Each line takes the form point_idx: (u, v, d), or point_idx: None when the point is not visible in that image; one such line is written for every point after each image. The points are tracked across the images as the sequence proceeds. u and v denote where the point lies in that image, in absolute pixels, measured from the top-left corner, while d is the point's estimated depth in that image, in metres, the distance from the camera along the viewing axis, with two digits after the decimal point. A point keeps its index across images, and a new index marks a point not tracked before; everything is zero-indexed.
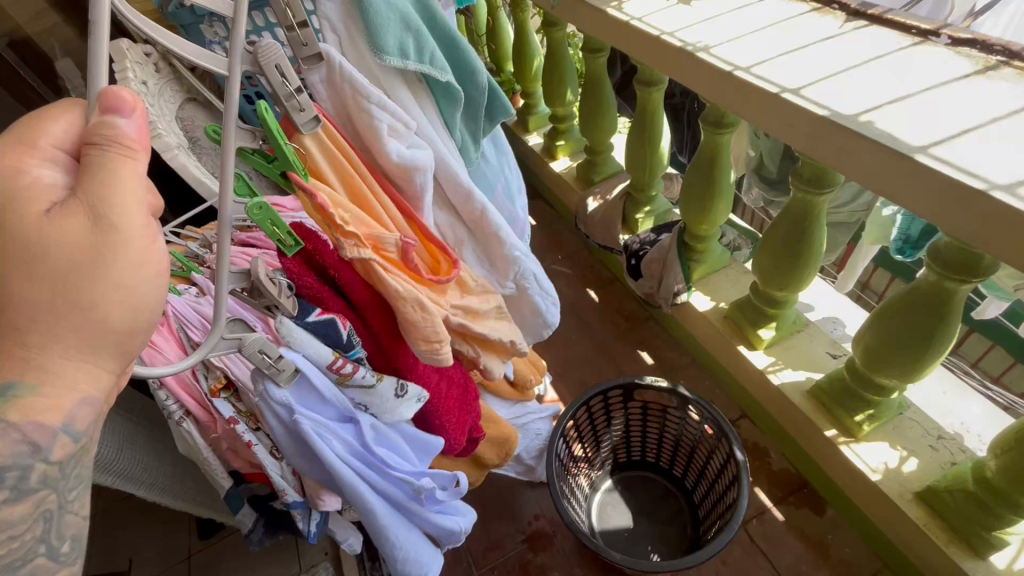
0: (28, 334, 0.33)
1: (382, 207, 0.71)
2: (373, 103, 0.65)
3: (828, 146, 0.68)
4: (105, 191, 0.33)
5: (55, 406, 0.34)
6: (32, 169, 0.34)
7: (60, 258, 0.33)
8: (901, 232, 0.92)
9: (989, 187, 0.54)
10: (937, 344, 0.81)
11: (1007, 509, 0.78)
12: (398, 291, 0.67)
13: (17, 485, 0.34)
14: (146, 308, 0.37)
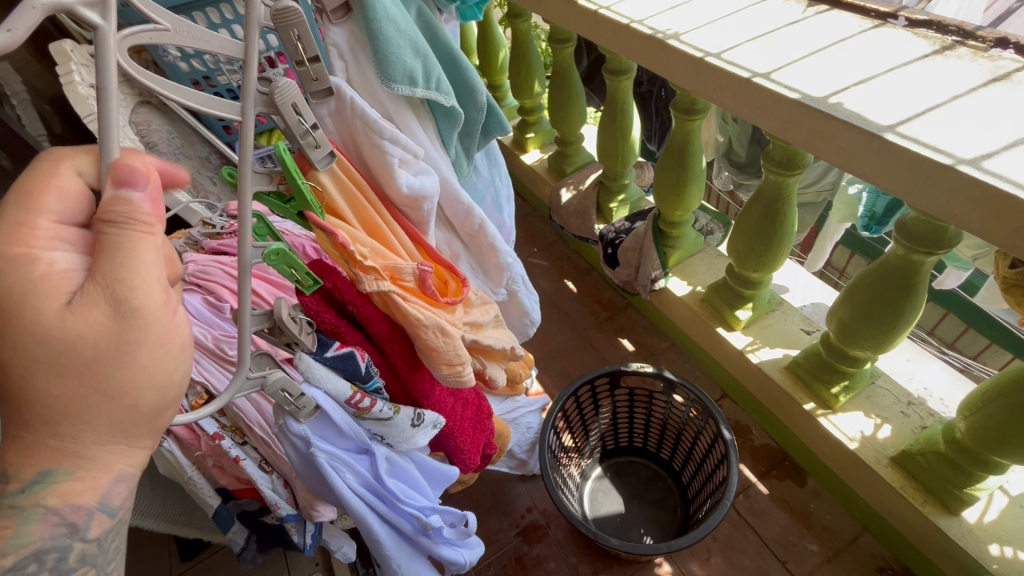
0: (61, 425, 0.34)
1: (394, 237, 0.70)
2: (386, 136, 0.64)
3: (800, 129, 0.70)
4: (126, 275, 0.33)
5: (91, 486, 0.36)
6: (44, 256, 0.33)
7: (86, 348, 0.34)
8: (867, 209, 0.95)
9: (956, 162, 0.56)
10: (907, 315, 0.84)
11: (977, 467, 0.83)
12: (423, 325, 0.66)
13: (57, 565, 0.36)
14: (174, 383, 0.38)
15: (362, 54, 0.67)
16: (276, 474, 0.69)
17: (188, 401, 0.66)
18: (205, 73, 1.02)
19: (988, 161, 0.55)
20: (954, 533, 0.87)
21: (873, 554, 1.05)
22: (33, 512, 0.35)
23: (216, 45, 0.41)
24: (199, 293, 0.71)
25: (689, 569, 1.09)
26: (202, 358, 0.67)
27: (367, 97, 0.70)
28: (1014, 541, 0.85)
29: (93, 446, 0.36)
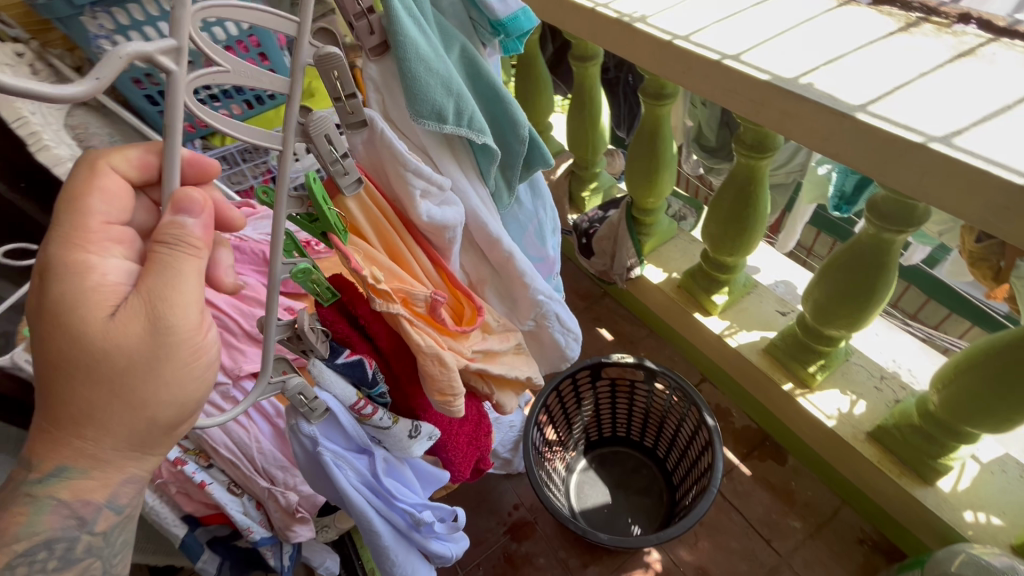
0: (86, 427, 0.38)
1: (416, 258, 0.62)
2: (412, 169, 0.55)
3: (771, 110, 0.69)
4: (168, 298, 0.37)
5: (100, 485, 0.39)
6: (97, 267, 0.38)
7: (119, 357, 0.37)
8: (837, 189, 0.95)
9: (926, 139, 0.56)
10: (880, 292, 0.85)
11: (949, 437, 0.85)
12: (425, 351, 0.59)
13: (64, 555, 0.40)
14: (191, 402, 0.41)
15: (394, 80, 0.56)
16: (246, 497, 0.64)
17: None
18: (147, 69, 0.94)
19: (958, 137, 0.55)
20: (930, 503, 0.90)
21: (853, 526, 1.07)
22: (46, 504, 0.38)
23: (268, 83, 0.39)
24: None
25: (677, 554, 1.09)
26: None
27: (399, 128, 0.59)
28: (986, 507, 0.87)
29: (112, 451, 0.39)
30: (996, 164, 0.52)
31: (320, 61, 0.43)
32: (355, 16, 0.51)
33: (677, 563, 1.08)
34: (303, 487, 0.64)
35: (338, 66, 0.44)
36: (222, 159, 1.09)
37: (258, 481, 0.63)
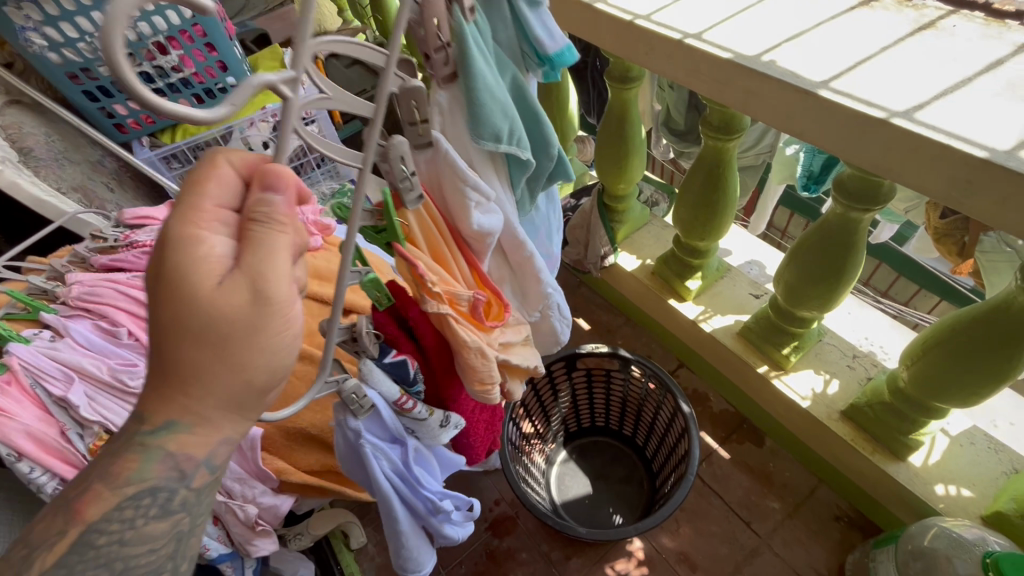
0: (192, 387, 0.37)
1: (461, 259, 0.60)
2: (470, 182, 0.54)
3: (735, 89, 0.67)
4: (272, 270, 0.36)
5: (204, 441, 0.39)
6: (205, 239, 0.36)
7: (223, 325, 0.36)
8: (805, 169, 0.95)
9: (889, 115, 0.54)
10: (849, 272, 0.85)
11: (919, 412, 0.86)
12: (472, 349, 0.60)
13: (164, 505, 0.40)
14: (285, 366, 0.40)
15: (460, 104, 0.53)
16: None
17: (83, 441, 0.60)
18: (83, 64, 0.89)
19: (920, 112, 0.54)
20: (903, 478, 0.90)
21: (830, 504, 1.08)
22: (155, 453, 0.38)
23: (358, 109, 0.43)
24: (88, 319, 0.67)
25: (659, 541, 1.09)
26: (98, 394, 0.62)
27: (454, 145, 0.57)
28: (956, 479, 0.89)
29: (212, 410, 0.39)
30: (959, 139, 0.51)
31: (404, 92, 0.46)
32: (433, 45, 0.48)
33: (659, 550, 1.08)
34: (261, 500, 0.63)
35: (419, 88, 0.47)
36: (172, 157, 1.04)
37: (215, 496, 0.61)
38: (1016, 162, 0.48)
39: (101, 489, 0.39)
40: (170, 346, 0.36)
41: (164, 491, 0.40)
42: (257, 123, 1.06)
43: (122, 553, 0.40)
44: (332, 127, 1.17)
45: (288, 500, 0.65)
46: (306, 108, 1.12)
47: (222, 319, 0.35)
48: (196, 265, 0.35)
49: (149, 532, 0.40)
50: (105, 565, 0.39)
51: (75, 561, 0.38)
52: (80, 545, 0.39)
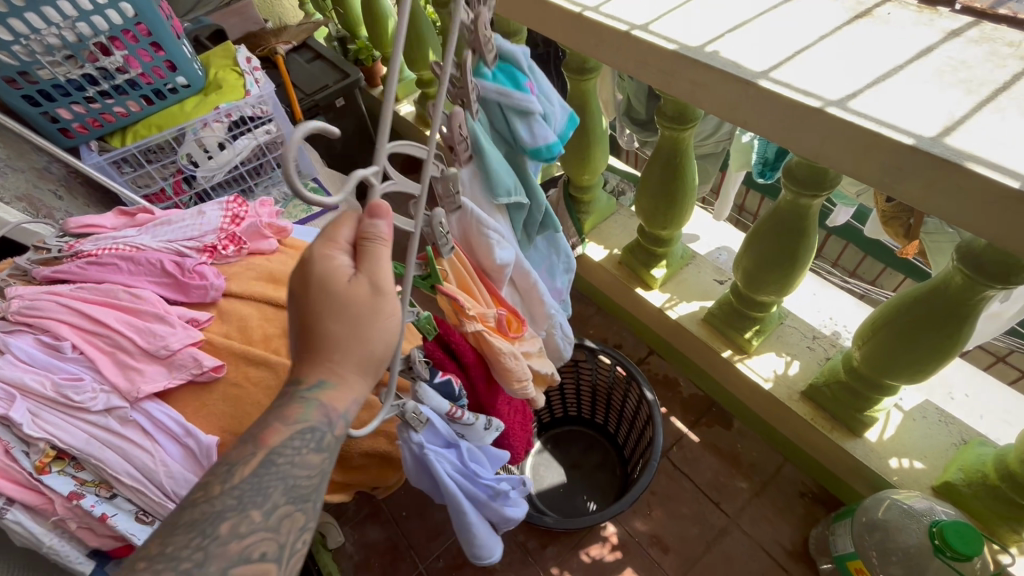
0: (335, 353, 0.47)
1: (485, 286, 0.70)
2: (492, 237, 0.65)
3: (681, 81, 0.68)
4: (384, 269, 0.46)
5: (342, 395, 0.48)
6: (334, 256, 0.46)
7: (352, 312, 0.45)
8: (760, 156, 0.97)
9: (824, 104, 0.55)
10: (802, 257, 0.87)
11: (873, 390, 0.89)
12: (508, 353, 0.72)
13: (318, 445, 0.47)
14: (387, 339, 0.48)
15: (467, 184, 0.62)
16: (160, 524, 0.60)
17: (29, 460, 0.55)
18: (20, 67, 0.87)
19: (853, 100, 0.55)
20: (860, 454, 0.94)
21: (796, 482, 1.11)
22: (313, 401, 0.47)
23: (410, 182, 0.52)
24: (29, 334, 0.62)
25: (632, 526, 1.11)
26: (42, 410, 0.57)
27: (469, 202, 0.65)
28: (909, 452, 0.92)
29: (348, 371, 0.48)
30: (888, 126, 0.52)
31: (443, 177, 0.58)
32: (457, 140, 0.55)
33: (633, 534, 1.10)
34: None
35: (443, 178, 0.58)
36: (122, 161, 1.01)
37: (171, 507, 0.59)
38: (940, 148, 0.49)
39: (275, 427, 0.46)
40: (318, 329, 0.47)
41: (320, 429, 0.47)
42: (210, 124, 1.04)
43: (291, 475, 0.45)
44: (290, 126, 1.15)
45: None
46: (262, 107, 1.10)
47: (355, 306, 0.45)
48: (331, 270, 0.46)
49: (309, 462, 0.47)
50: (281, 486, 0.45)
51: (258, 479, 0.44)
52: (265, 468, 0.45)
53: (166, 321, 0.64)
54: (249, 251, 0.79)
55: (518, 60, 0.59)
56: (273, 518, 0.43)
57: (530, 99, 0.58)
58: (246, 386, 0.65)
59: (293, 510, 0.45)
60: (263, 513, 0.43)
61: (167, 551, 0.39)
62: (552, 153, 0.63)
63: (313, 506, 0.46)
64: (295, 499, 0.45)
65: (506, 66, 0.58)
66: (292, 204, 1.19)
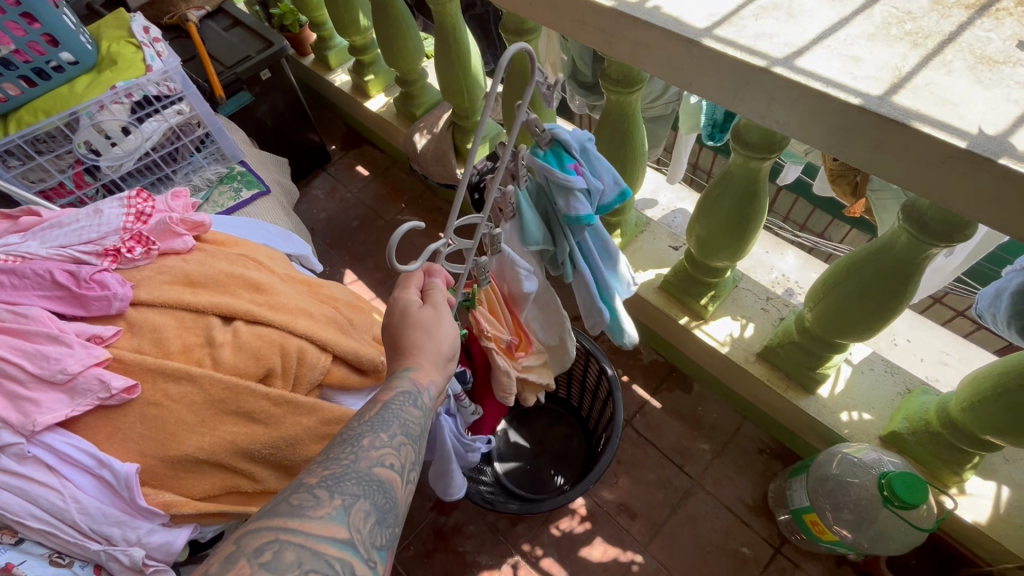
0: (404, 355, 0.58)
1: (510, 313, 0.76)
2: (522, 273, 0.69)
3: (622, 42, 0.63)
4: (439, 297, 0.61)
5: (425, 370, 0.56)
6: (404, 296, 0.61)
7: (417, 326, 0.59)
8: (709, 118, 0.95)
9: (769, 63, 0.52)
10: (755, 224, 0.85)
11: (824, 349, 0.90)
12: (502, 369, 0.77)
13: (420, 403, 0.53)
14: (441, 336, 0.59)
15: (505, 233, 0.67)
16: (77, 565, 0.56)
17: None
18: None
19: (799, 58, 0.52)
20: (813, 411, 0.96)
21: (754, 439, 1.14)
22: (403, 376, 0.55)
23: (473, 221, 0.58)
24: None
25: (600, 496, 1.12)
26: None
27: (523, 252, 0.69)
28: (858, 405, 0.95)
29: (424, 361, 0.57)
30: (834, 86, 0.49)
31: (491, 237, 0.63)
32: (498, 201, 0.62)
33: (601, 504, 1.11)
34: (150, 540, 0.58)
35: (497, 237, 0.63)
36: (7, 153, 0.88)
37: (90, 544, 0.56)
38: (888, 107, 0.47)
39: (384, 388, 0.53)
40: (398, 345, 0.58)
41: (416, 392, 0.54)
42: (108, 106, 0.92)
43: (404, 414, 0.51)
44: (204, 103, 1.04)
45: (182, 534, 0.60)
46: (168, 84, 0.98)
47: (426, 320, 0.59)
48: (406, 304, 0.60)
49: (418, 411, 0.53)
50: (398, 421, 0.50)
51: (383, 414, 0.50)
52: (385, 408, 0.51)
53: (61, 342, 0.58)
54: (160, 251, 0.71)
55: (568, 143, 0.63)
56: (396, 440, 0.49)
57: (568, 176, 0.61)
58: (167, 404, 0.60)
59: (408, 442, 0.50)
60: (390, 434, 0.49)
61: (328, 455, 0.46)
62: (586, 220, 0.65)
63: (420, 448, 0.51)
64: (409, 434, 0.51)
65: (557, 147, 0.63)
66: (217, 191, 1.09)
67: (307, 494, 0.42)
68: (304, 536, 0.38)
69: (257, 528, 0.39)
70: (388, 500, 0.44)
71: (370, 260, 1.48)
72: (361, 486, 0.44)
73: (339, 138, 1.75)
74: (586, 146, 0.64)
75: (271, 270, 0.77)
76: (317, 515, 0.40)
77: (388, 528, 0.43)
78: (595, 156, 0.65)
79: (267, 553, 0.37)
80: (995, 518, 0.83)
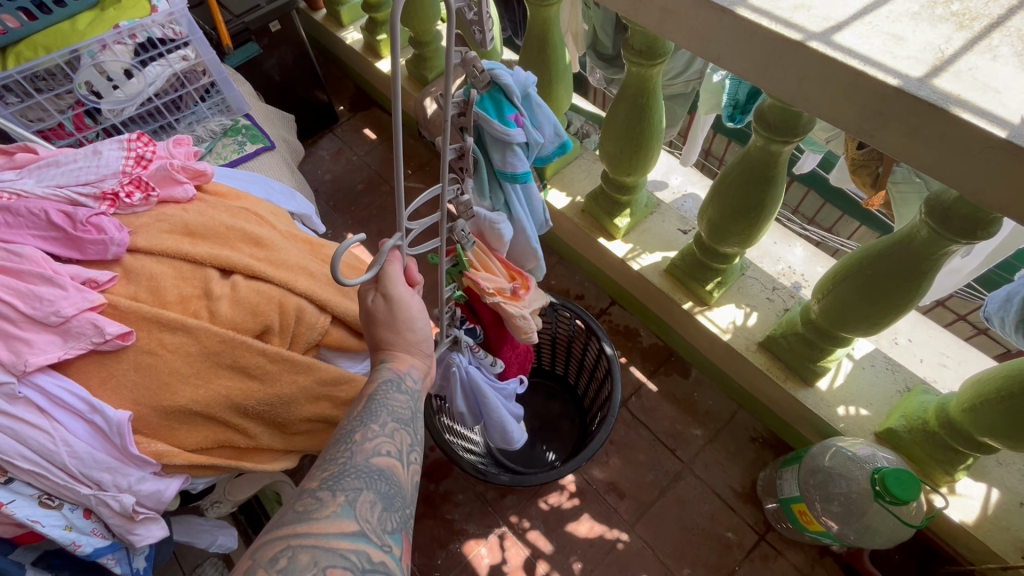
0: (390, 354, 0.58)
1: (498, 258, 0.72)
2: (499, 224, 0.67)
3: (651, 7, 0.60)
4: (394, 283, 0.55)
5: (405, 358, 0.58)
6: (365, 295, 0.56)
7: (382, 318, 0.56)
8: (731, 98, 0.92)
9: (805, 37, 0.49)
10: (768, 210, 0.83)
11: (827, 341, 0.89)
12: (518, 314, 0.74)
13: (407, 388, 0.56)
14: (405, 326, 0.57)
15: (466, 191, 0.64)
16: (66, 508, 0.56)
17: None
18: None
19: (837, 34, 0.49)
20: (810, 403, 0.95)
21: (747, 427, 1.14)
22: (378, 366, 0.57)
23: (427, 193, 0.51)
24: None
25: (590, 474, 1.12)
26: None
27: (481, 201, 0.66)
28: (856, 400, 0.95)
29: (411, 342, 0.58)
30: (872, 64, 0.47)
31: (458, 201, 0.58)
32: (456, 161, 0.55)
33: (591, 481, 1.11)
34: (140, 488, 0.57)
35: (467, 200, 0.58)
36: (5, 89, 0.85)
37: (79, 488, 0.56)
38: (927, 91, 0.45)
39: (367, 384, 0.55)
40: (371, 340, 0.58)
41: (398, 379, 0.56)
42: (111, 46, 0.89)
43: (390, 402, 0.53)
44: (211, 51, 1.00)
45: (173, 484, 0.60)
46: (173, 27, 0.94)
47: (387, 317, 0.56)
48: (365, 302, 0.57)
49: (404, 396, 0.55)
50: (386, 410, 0.53)
51: (370, 407, 0.53)
52: (371, 402, 0.53)
53: (55, 284, 0.57)
54: (159, 199, 0.69)
55: (510, 89, 0.58)
56: (388, 428, 0.52)
57: (508, 128, 0.57)
58: (162, 354, 0.59)
59: (400, 428, 0.53)
60: (380, 424, 0.52)
61: (325, 459, 0.49)
62: (524, 177, 0.63)
63: (413, 430, 0.55)
64: (399, 420, 0.53)
65: (500, 92, 0.57)
66: (221, 143, 1.06)
67: (310, 498, 0.44)
68: (316, 537, 0.41)
69: (270, 539, 0.42)
70: (390, 485, 0.47)
71: (373, 225, 1.46)
72: (362, 479, 0.47)
73: (348, 99, 1.71)
74: (528, 92, 0.61)
75: (273, 227, 0.75)
76: (324, 516, 0.43)
77: (396, 512, 0.47)
78: (534, 102, 0.62)
79: (283, 560, 0.40)
80: (982, 519, 0.83)
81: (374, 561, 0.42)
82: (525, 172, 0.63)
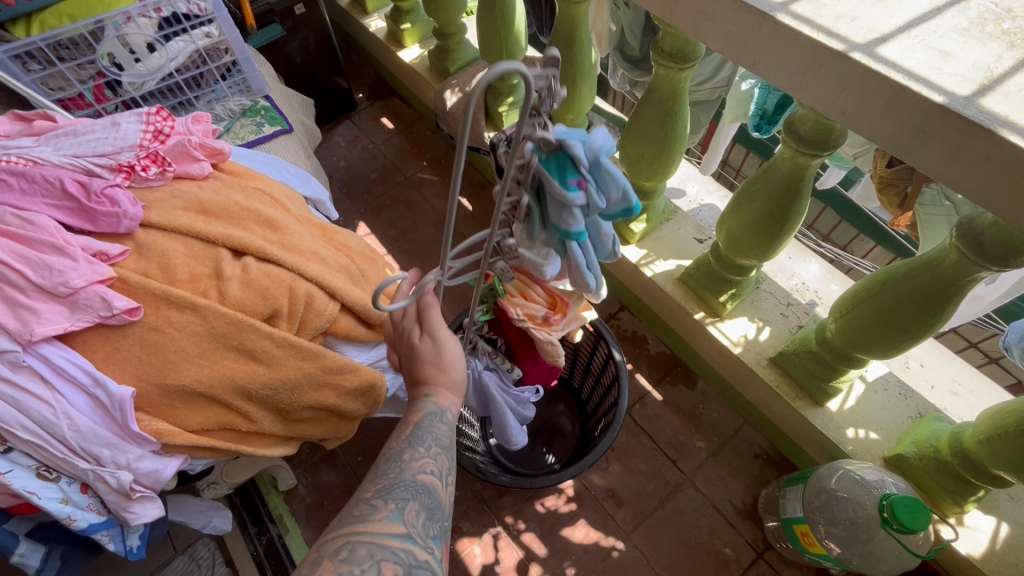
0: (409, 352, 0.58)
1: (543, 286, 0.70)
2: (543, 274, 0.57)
3: (687, 8, 0.59)
4: (438, 322, 0.57)
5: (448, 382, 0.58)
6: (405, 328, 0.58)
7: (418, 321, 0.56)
8: (759, 107, 0.91)
9: (848, 48, 0.48)
10: (791, 224, 0.81)
11: (841, 362, 0.87)
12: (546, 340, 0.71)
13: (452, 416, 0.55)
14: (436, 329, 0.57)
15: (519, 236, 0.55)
16: (64, 482, 0.55)
17: None
18: None
19: (881, 46, 0.47)
20: (819, 423, 0.94)
21: (751, 443, 1.13)
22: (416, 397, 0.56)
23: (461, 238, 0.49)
24: None
25: (589, 479, 1.11)
26: None
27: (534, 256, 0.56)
28: (866, 423, 0.93)
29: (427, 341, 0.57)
30: (916, 80, 0.45)
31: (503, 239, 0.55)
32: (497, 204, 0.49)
33: (589, 487, 1.10)
34: (139, 466, 0.57)
35: (514, 246, 0.56)
36: (27, 56, 0.85)
37: (78, 463, 0.55)
38: (974, 110, 0.43)
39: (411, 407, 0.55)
40: (410, 363, 0.58)
41: (445, 410, 0.55)
42: (135, 19, 0.89)
43: (436, 430, 0.53)
44: (234, 29, 0.98)
45: (171, 464, 0.59)
46: (199, 2, 0.94)
47: (433, 356, 0.56)
48: (410, 340, 0.58)
49: (448, 428, 0.54)
50: (433, 436, 0.52)
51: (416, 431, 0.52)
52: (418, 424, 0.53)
53: (65, 254, 0.56)
54: (175, 174, 0.68)
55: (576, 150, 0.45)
56: (434, 450, 0.51)
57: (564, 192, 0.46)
58: (169, 331, 0.58)
59: (444, 453, 0.52)
60: (426, 446, 0.51)
61: (372, 476, 0.49)
62: (579, 237, 0.51)
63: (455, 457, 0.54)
64: (444, 448, 0.53)
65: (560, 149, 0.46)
66: (239, 123, 1.05)
67: (365, 503, 0.45)
68: (371, 533, 0.41)
69: (327, 537, 0.42)
70: (433, 499, 0.47)
71: (384, 215, 1.45)
72: (409, 490, 0.46)
73: (367, 87, 1.70)
74: (599, 159, 0.47)
75: (287, 210, 0.74)
76: (377, 517, 0.43)
77: (437, 523, 0.46)
78: (607, 165, 0.47)
79: (344, 550, 0.40)
80: (990, 554, 0.81)
81: (420, 558, 0.42)
82: (580, 232, 0.51)
